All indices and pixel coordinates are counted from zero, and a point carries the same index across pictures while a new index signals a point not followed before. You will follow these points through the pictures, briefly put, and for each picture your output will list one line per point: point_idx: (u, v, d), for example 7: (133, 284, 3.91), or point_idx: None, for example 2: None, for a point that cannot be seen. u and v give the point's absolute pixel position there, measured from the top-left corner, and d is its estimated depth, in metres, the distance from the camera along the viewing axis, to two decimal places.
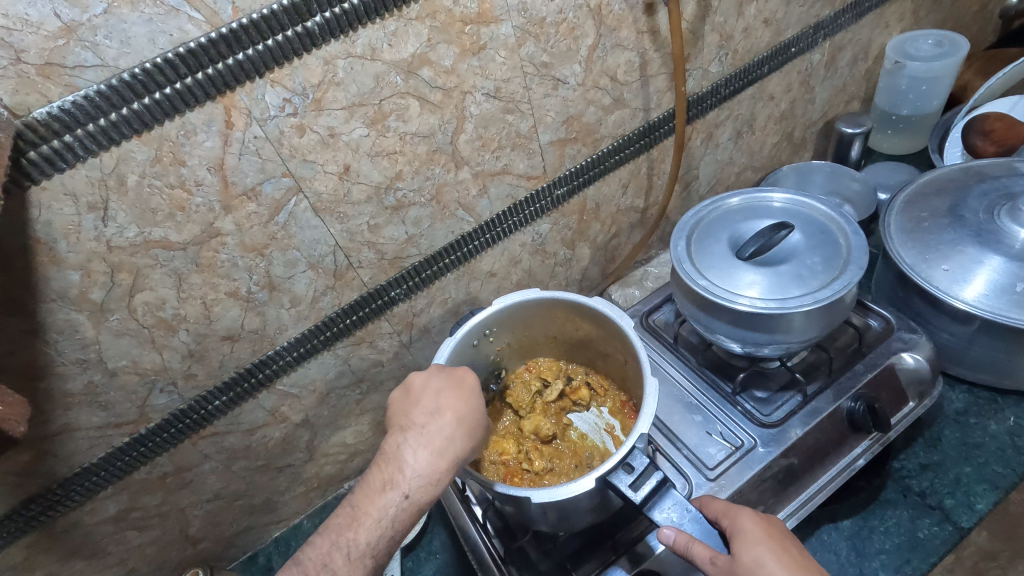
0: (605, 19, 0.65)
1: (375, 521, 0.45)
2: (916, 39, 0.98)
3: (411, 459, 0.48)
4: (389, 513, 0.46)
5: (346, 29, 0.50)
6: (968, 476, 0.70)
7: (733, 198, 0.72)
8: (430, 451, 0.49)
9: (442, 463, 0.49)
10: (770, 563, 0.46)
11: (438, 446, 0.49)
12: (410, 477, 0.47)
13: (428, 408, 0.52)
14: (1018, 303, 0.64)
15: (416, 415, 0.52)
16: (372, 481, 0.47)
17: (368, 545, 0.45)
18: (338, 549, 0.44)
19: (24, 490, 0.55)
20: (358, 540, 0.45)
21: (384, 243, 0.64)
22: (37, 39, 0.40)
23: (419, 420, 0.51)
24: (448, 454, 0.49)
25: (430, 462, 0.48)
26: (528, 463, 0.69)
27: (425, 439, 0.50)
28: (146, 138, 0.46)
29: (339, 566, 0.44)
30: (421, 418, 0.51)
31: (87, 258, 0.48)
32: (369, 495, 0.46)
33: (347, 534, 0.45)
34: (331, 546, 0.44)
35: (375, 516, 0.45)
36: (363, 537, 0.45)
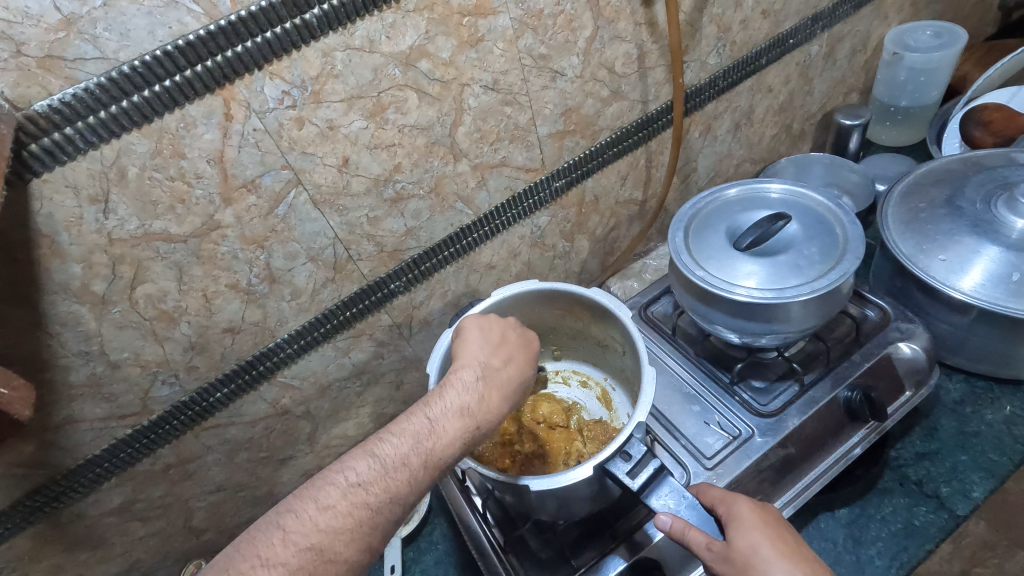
0: (603, 10, 0.65)
1: (452, 439, 0.45)
2: (915, 31, 0.98)
3: (487, 392, 0.49)
4: (463, 435, 0.46)
5: (344, 21, 0.50)
6: (964, 464, 0.71)
7: (731, 189, 0.72)
8: (503, 395, 0.50)
9: (509, 408, 0.50)
10: (764, 548, 0.46)
11: (509, 392, 0.50)
12: (485, 412, 0.48)
13: (502, 355, 0.53)
14: (1014, 293, 0.65)
15: (489, 357, 0.52)
16: (449, 402, 0.47)
17: (441, 458, 0.44)
18: (416, 453, 0.43)
19: (29, 480, 0.56)
20: (434, 451, 0.44)
21: (383, 235, 0.64)
22: (38, 32, 0.40)
23: (494, 362, 0.52)
24: (513, 401, 0.51)
25: (502, 404, 0.49)
26: (520, 444, 0.70)
27: (500, 380, 0.50)
28: (146, 131, 0.47)
29: (415, 469, 0.43)
30: (497, 361, 0.52)
31: (90, 250, 0.49)
32: (447, 415, 0.46)
33: (428, 443, 0.44)
34: (410, 449, 0.43)
35: (451, 435, 0.45)
36: (440, 450, 0.44)
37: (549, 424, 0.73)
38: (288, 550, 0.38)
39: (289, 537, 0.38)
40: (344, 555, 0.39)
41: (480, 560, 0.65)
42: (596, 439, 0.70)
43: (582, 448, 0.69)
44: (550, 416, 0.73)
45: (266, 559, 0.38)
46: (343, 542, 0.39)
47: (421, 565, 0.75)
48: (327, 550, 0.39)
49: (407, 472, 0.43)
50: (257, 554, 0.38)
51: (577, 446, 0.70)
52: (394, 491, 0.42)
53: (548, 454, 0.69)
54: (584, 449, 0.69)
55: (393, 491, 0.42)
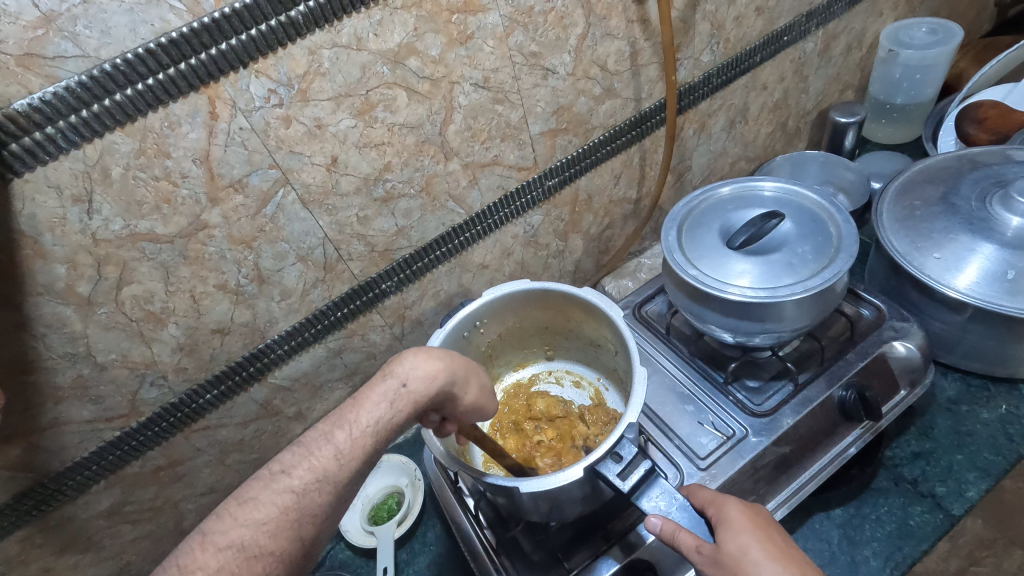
0: (594, 7, 0.65)
1: (375, 403, 0.44)
2: (911, 27, 0.97)
3: (409, 355, 0.47)
4: (389, 396, 0.44)
5: (331, 18, 0.50)
6: (960, 464, 0.71)
7: (724, 186, 0.72)
8: (431, 354, 0.48)
9: (444, 363, 0.47)
10: (754, 553, 0.46)
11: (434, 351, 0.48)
12: (412, 369, 0.46)
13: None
14: (1009, 291, 0.64)
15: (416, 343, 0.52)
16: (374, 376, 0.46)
17: (368, 423, 0.43)
18: (340, 427, 0.42)
19: (15, 484, 0.55)
20: (358, 418, 0.43)
21: (373, 235, 0.64)
22: (16, 30, 0.39)
23: None
24: (446, 359, 0.48)
25: (432, 360, 0.47)
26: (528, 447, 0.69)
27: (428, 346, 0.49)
28: (129, 130, 0.46)
29: (341, 442, 0.41)
30: None
31: (73, 251, 0.48)
32: (370, 387, 0.45)
33: (350, 414, 0.43)
34: (332, 425, 0.42)
35: (375, 398, 0.44)
36: (365, 415, 0.43)
37: (548, 420, 0.73)
38: (206, 552, 0.35)
39: (208, 540, 0.36)
40: (270, 546, 0.36)
41: (473, 562, 0.64)
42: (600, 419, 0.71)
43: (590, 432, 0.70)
44: (545, 409, 0.74)
45: (184, 566, 0.35)
46: (267, 533, 0.37)
47: (414, 567, 0.74)
48: (251, 543, 0.36)
49: (332, 446, 0.41)
50: (176, 566, 0.35)
51: (585, 434, 0.70)
52: (319, 467, 0.40)
53: (560, 448, 0.70)
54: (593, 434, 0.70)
55: (318, 466, 0.40)
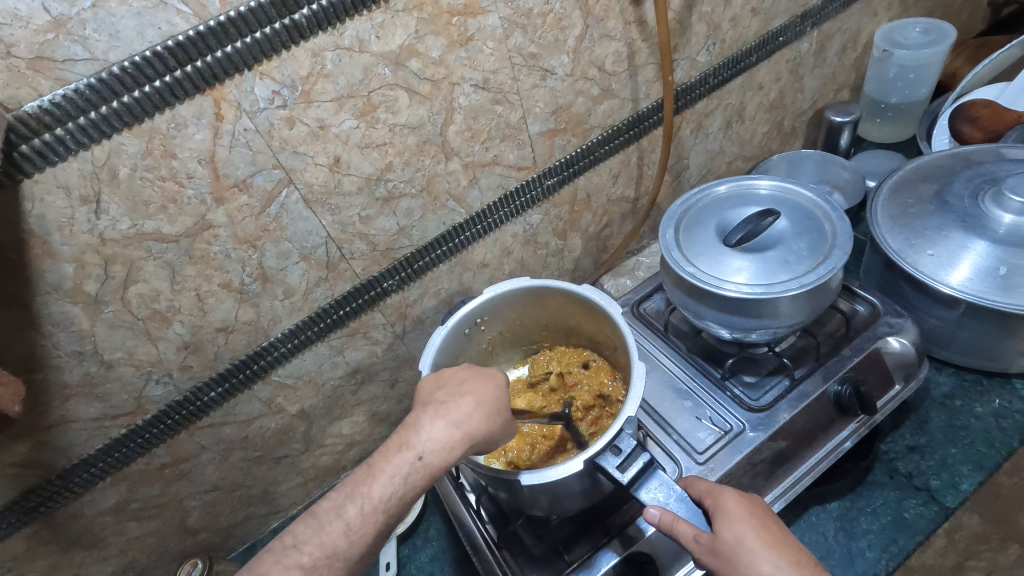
0: (592, 10, 0.66)
1: (388, 477, 0.44)
2: (904, 27, 0.99)
3: (428, 423, 0.47)
4: (402, 470, 0.45)
5: (334, 21, 0.51)
6: (954, 457, 0.72)
7: (721, 185, 0.73)
8: (449, 421, 0.47)
9: (463, 431, 0.47)
10: (751, 540, 0.47)
11: (455, 415, 0.48)
12: (428, 441, 0.46)
13: (458, 383, 0.51)
14: (1001, 287, 0.66)
15: (441, 391, 0.50)
16: (389, 441, 0.47)
17: (378, 501, 0.44)
18: (351, 501, 0.43)
19: (23, 481, 0.56)
20: (369, 495, 0.44)
21: (375, 234, 0.65)
22: (27, 34, 0.40)
23: (441, 395, 0.50)
24: (467, 428, 0.47)
25: (450, 429, 0.47)
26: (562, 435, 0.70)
27: (449, 407, 0.48)
28: (136, 131, 0.47)
29: (351, 519, 0.43)
30: (444, 394, 0.50)
31: (82, 251, 0.49)
32: (386, 453, 0.46)
33: (362, 487, 0.44)
34: (345, 498, 0.44)
35: (388, 472, 0.44)
36: (375, 492, 0.44)
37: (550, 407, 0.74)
38: None
39: None
40: None
41: (475, 557, 0.65)
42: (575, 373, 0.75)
43: (587, 374, 0.75)
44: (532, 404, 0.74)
45: None
46: None
47: (416, 562, 0.75)
48: None
49: (342, 522, 0.43)
50: None
51: (587, 378, 0.74)
52: (328, 545, 0.42)
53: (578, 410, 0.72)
54: (594, 372, 0.75)
55: (326, 544, 0.42)
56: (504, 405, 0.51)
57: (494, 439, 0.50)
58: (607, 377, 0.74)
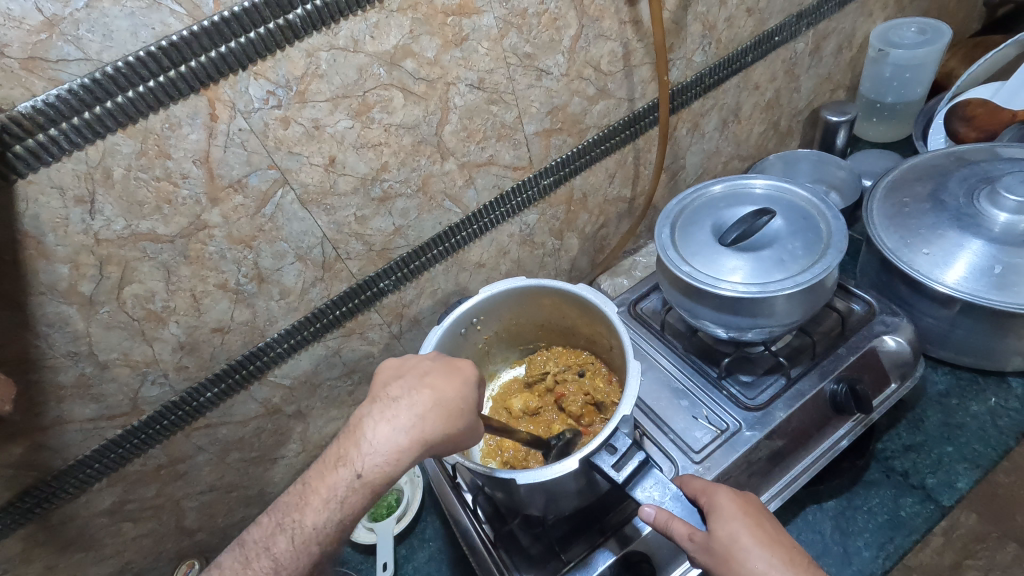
0: (587, 10, 0.66)
1: (321, 503, 0.43)
2: (900, 27, 0.99)
3: (372, 432, 0.44)
4: (338, 493, 0.43)
5: (328, 21, 0.51)
6: (949, 456, 0.72)
7: (716, 185, 0.73)
8: (394, 429, 0.45)
9: (409, 440, 0.45)
10: (744, 538, 0.47)
11: (400, 422, 0.45)
12: (368, 458, 0.43)
13: (410, 380, 0.48)
14: (997, 286, 0.66)
15: (393, 386, 0.48)
16: (330, 454, 0.45)
17: (311, 529, 0.43)
18: (282, 531, 0.43)
19: (18, 482, 0.56)
20: (302, 523, 0.43)
21: (371, 234, 0.65)
22: (20, 34, 0.40)
23: (391, 395, 0.47)
24: (414, 435, 0.45)
25: (395, 440, 0.44)
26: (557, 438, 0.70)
27: (396, 412, 0.46)
28: (131, 131, 0.47)
29: (281, 551, 0.42)
30: (394, 394, 0.47)
31: (76, 251, 0.49)
32: (325, 472, 0.44)
33: (294, 515, 0.43)
34: (277, 527, 0.43)
35: (323, 496, 0.43)
36: (308, 519, 0.43)
37: (547, 410, 0.75)
38: None
39: None
40: None
41: (472, 556, 0.65)
42: (573, 375, 0.75)
43: (585, 377, 0.75)
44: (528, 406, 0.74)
45: None
46: None
47: (413, 563, 0.75)
48: None
49: (272, 555, 0.43)
50: None
51: (585, 381, 0.74)
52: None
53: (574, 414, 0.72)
54: (592, 375, 0.75)
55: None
56: (460, 405, 0.48)
57: (451, 441, 0.47)
58: (603, 381, 0.73)
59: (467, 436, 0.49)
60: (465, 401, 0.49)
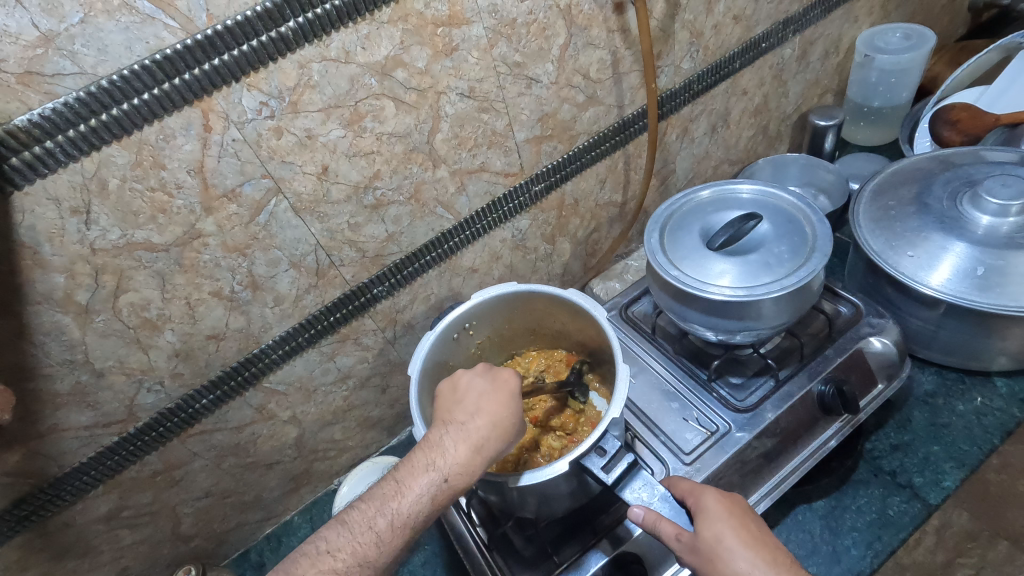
0: (575, 18, 0.67)
1: (417, 495, 0.46)
2: (885, 33, 1.01)
3: (455, 444, 0.49)
4: (430, 489, 0.47)
5: (320, 34, 0.52)
6: (936, 455, 0.73)
7: (703, 190, 0.74)
8: (472, 443, 0.49)
9: (483, 455, 0.49)
10: (729, 539, 0.48)
11: (478, 437, 0.50)
12: (453, 464, 0.48)
13: (478, 397, 0.53)
14: (979, 287, 0.67)
15: (463, 406, 0.52)
16: (417, 457, 0.49)
17: (407, 516, 0.46)
18: (383, 514, 0.46)
19: (15, 490, 0.56)
20: (400, 510, 0.46)
21: (364, 241, 0.66)
22: (16, 49, 0.41)
23: (464, 414, 0.52)
24: (487, 452, 0.50)
25: (472, 453, 0.49)
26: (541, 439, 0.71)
27: (471, 427, 0.50)
28: (125, 143, 0.48)
29: (382, 531, 0.45)
30: (463, 415, 0.52)
31: (72, 261, 0.50)
32: (416, 470, 0.47)
33: (392, 503, 0.46)
34: (375, 511, 0.46)
35: (417, 491, 0.46)
36: (406, 507, 0.46)
37: (523, 423, 0.72)
38: None
39: None
40: None
41: (466, 558, 0.66)
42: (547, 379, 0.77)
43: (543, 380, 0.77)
44: None
45: None
46: None
47: (409, 566, 0.76)
48: None
49: (374, 533, 0.45)
50: None
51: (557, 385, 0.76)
52: (359, 555, 0.44)
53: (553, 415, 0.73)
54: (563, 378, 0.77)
55: (360, 553, 0.44)
56: (516, 424, 0.53)
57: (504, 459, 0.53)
58: (566, 374, 0.77)
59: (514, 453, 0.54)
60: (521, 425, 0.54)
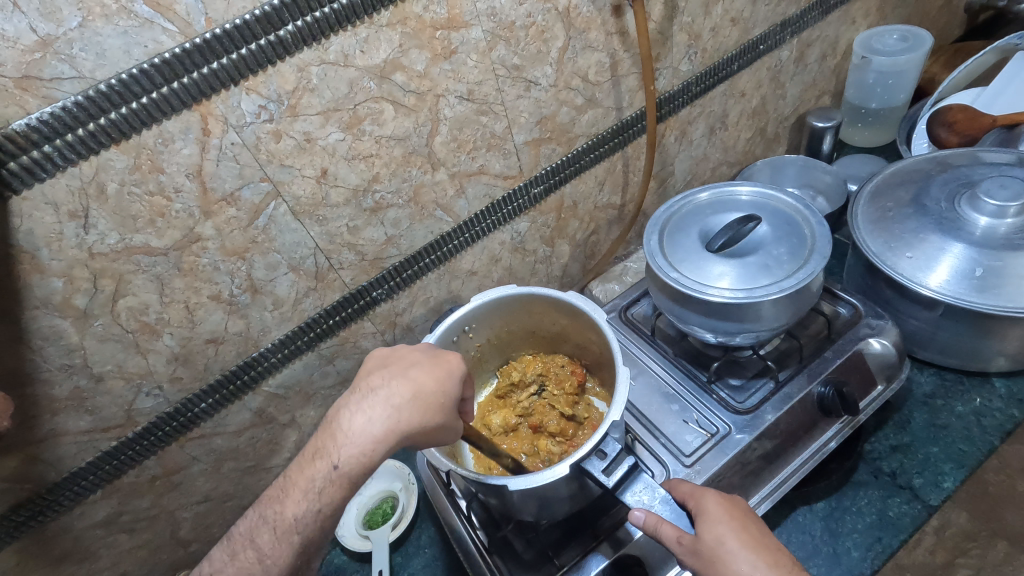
0: (574, 21, 0.67)
1: (301, 494, 0.44)
2: (882, 35, 1.01)
3: (348, 422, 0.46)
4: (317, 484, 0.44)
5: (319, 37, 0.52)
6: (935, 456, 0.73)
7: (702, 192, 0.74)
8: (370, 418, 0.46)
9: (384, 431, 0.46)
10: (730, 541, 0.48)
11: (375, 412, 0.46)
12: (343, 447, 0.45)
13: (392, 371, 0.50)
14: (978, 288, 0.67)
15: (373, 379, 0.49)
16: (311, 447, 0.46)
17: (291, 518, 0.44)
18: (266, 522, 0.44)
19: (13, 495, 0.56)
20: (284, 513, 0.44)
21: (363, 244, 0.66)
22: (14, 54, 0.41)
23: (370, 386, 0.48)
24: (392, 425, 0.46)
25: (368, 430, 0.46)
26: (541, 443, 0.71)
27: (372, 403, 0.47)
28: (124, 147, 0.48)
29: (265, 541, 0.44)
30: (372, 385, 0.48)
31: (70, 266, 0.49)
32: (305, 464, 0.45)
33: (276, 507, 0.45)
34: (261, 519, 0.45)
35: (302, 488, 0.44)
36: (288, 510, 0.44)
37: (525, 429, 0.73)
38: None
39: None
40: None
41: (466, 562, 0.65)
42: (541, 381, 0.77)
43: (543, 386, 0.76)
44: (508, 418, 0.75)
45: None
46: None
47: (409, 570, 0.76)
48: None
49: (257, 543, 0.44)
50: None
51: (554, 386, 0.76)
52: (244, 569, 0.44)
53: (551, 416, 0.73)
54: (559, 378, 0.76)
55: (243, 568, 0.44)
56: (434, 391, 0.49)
57: (431, 429, 0.48)
58: (564, 375, 0.76)
59: (449, 419, 0.50)
60: (448, 389, 0.50)
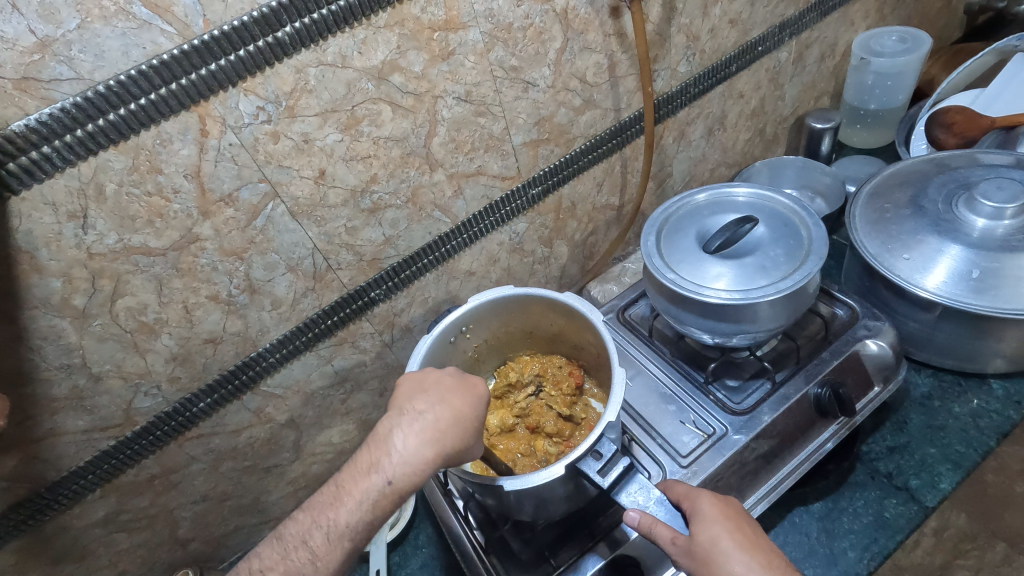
0: (572, 23, 0.67)
1: (355, 503, 0.45)
2: (882, 35, 1.01)
3: (403, 441, 0.47)
4: (370, 497, 0.45)
5: (317, 38, 0.52)
6: (932, 457, 0.73)
7: (699, 194, 0.74)
8: (423, 439, 0.47)
9: (434, 453, 0.47)
10: (725, 541, 0.48)
11: (428, 432, 0.47)
12: (397, 463, 0.46)
13: (437, 394, 0.50)
14: (975, 289, 0.67)
15: (419, 399, 0.50)
16: (362, 459, 0.47)
17: (344, 527, 0.44)
18: (318, 527, 0.45)
19: (12, 494, 0.56)
20: (337, 521, 0.45)
21: (361, 245, 0.66)
22: (14, 55, 0.41)
23: (418, 406, 0.49)
24: (442, 447, 0.47)
25: (421, 450, 0.46)
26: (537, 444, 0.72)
27: (422, 425, 0.48)
28: (123, 148, 0.48)
29: (318, 545, 0.44)
30: (420, 406, 0.49)
31: (69, 265, 0.50)
32: (357, 474, 0.46)
33: (329, 513, 0.45)
34: (312, 524, 0.45)
35: (356, 499, 0.45)
36: (342, 518, 0.45)
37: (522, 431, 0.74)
38: None
39: None
40: None
41: (462, 562, 0.66)
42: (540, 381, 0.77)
43: (540, 387, 0.77)
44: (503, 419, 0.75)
45: None
46: None
47: (407, 569, 0.76)
48: None
49: (309, 549, 0.44)
50: None
51: (551, 388, 0.76)
52: (295, 569, 0.44)
53: (548, 418, 0.74)
54: (555, 379, 0.77)
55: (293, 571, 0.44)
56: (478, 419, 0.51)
57: (470, 452, 0.50)
58: (561, 376, 0.77)
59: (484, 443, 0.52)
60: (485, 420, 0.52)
